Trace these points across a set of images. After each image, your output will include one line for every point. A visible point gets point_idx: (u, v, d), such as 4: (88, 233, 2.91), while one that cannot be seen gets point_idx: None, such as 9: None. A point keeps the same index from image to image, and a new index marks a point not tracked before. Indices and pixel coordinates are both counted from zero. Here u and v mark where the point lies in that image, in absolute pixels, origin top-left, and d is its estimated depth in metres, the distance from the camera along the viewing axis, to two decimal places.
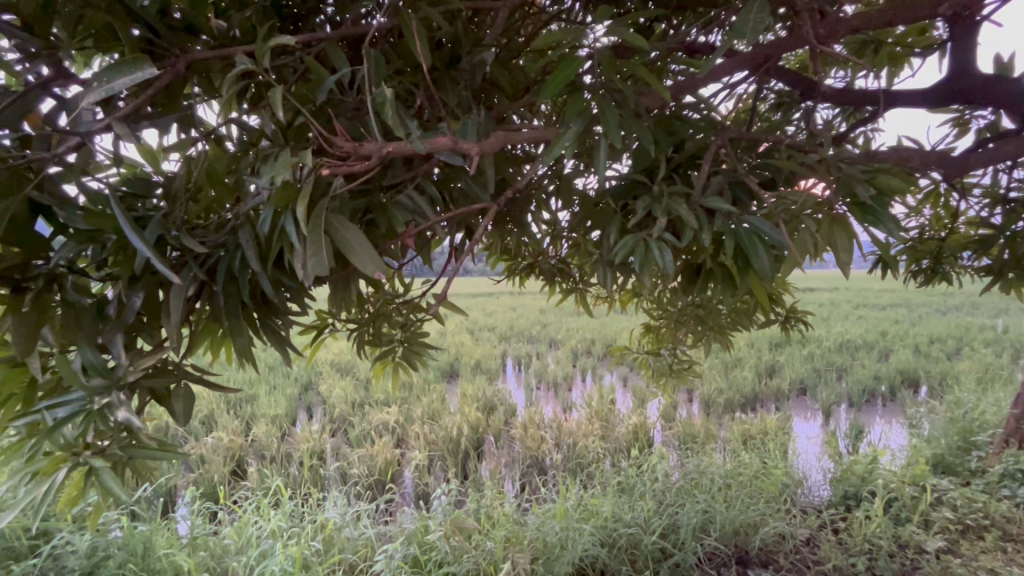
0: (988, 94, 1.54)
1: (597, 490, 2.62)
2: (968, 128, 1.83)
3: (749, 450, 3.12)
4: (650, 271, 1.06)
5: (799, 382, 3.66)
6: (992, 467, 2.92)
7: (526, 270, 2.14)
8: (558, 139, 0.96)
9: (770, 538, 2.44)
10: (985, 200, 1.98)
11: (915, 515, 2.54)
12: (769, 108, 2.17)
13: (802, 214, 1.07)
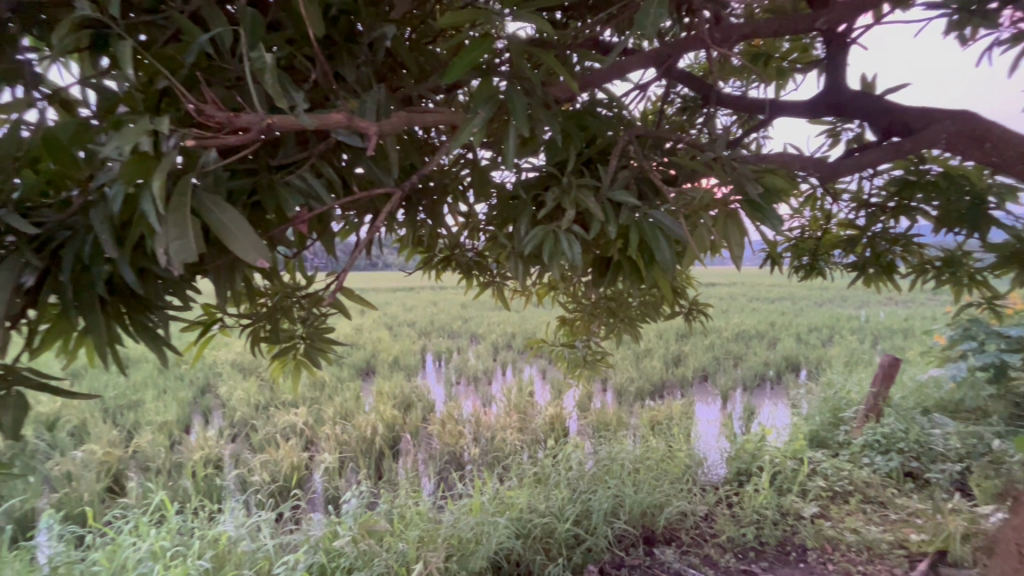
0: (857, 107, 1.73)
1: (513, 482, 2.64)
2: (841, 139, 2.05)
3: (655, 436, 3.33)
4: (559, 262, 1.06)
5: (701, 370, 3.97)
6: (855, 439, 3.30)
7: (442, 262, 2.09)
8: (465, 124, 0.92)
9: (674, 516, 2.58)
10: (852, 204, 2.22)
11: (794, 485, 2.81)
12: (676, 111, 2.29)
13: (701, 210, 1.12)
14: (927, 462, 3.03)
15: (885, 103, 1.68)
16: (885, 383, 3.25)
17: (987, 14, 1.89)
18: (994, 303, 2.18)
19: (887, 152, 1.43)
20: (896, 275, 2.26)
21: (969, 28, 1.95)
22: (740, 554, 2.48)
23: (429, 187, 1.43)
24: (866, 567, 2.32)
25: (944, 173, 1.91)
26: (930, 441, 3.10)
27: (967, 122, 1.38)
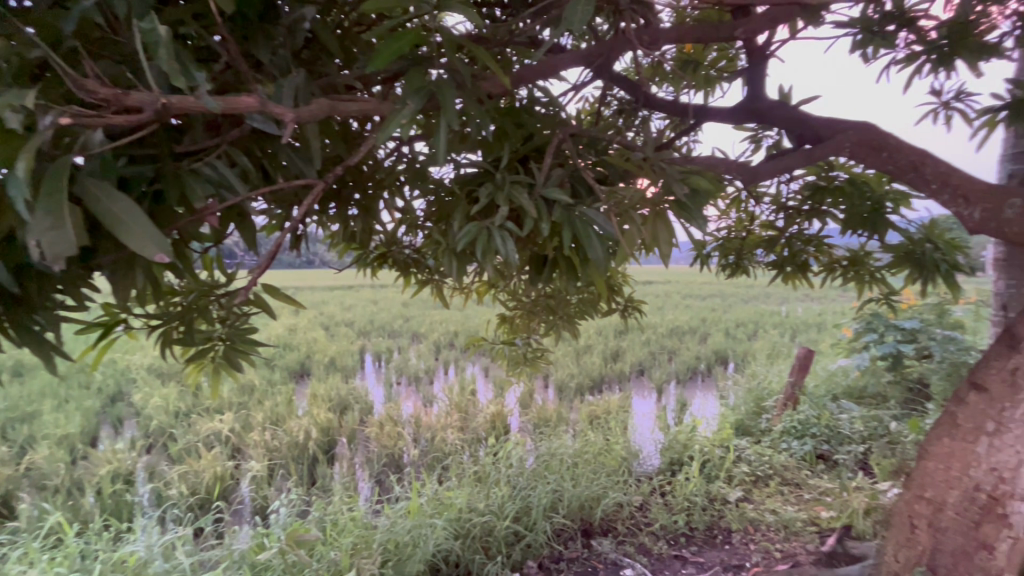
0: (774, 115, 1.84)
1: (453, 482, 2.62)
2: (761, 145, 2.19)
3: (594, 430, 3.42)
4: (492, 259, 1.05)
5: (638, 365, 4.10)
6: (774, 426, 3.49)
7: (380, 260, 2.03)
8: (393, 114, 0.89)
9: (610, 508, 2.64)
10: (772, 207, 2.39)
11: (721, 472, 2.96)
12: (612, 114, 2.36)
13: (631, 209, 1.15)
14: (835, 444, 3.24)
15: (798, 111, 1.80)
16: (800, 374, 3.54)
17: (887, 36, 2.08)
18: (890, 298, 2.39)
19: (800, 158, 1.53)
20: (810, 272, 2.44)
21: (872, 47, 2.14)
22: (671, 541, 2.57)
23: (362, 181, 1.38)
24: (782, 545, 2.44)
25: (850, 179, 2.08)
26: (837, 424, 3.34)
27: (867, 134, 1.47)
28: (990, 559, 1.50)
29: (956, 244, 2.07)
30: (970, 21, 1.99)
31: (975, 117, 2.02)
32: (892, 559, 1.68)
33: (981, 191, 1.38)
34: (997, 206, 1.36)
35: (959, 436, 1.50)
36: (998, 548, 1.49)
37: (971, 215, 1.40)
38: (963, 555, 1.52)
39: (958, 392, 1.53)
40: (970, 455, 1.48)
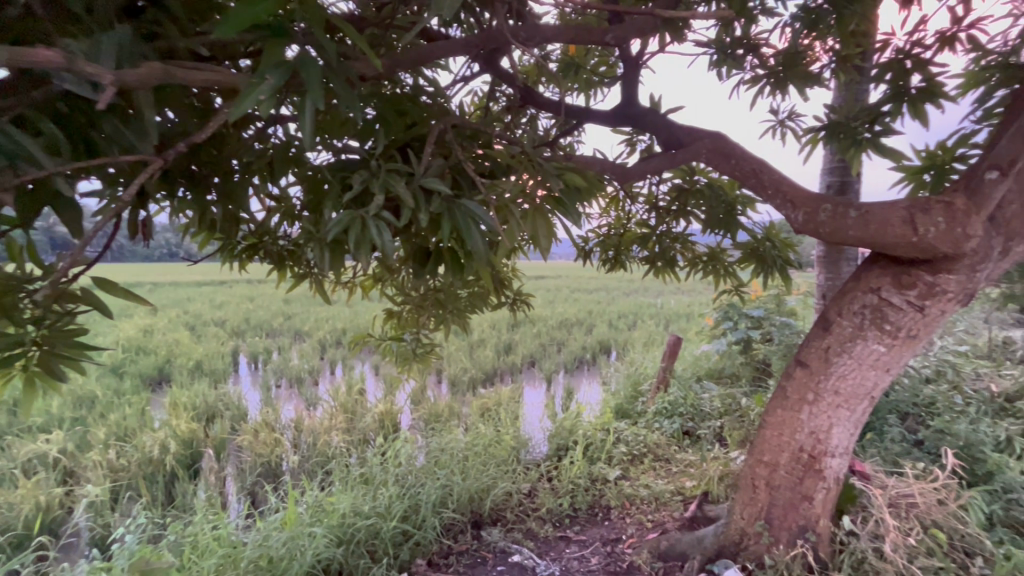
0: (645, 120, 2.00)
1: (338, 486, 2.51)
2: (636, 148, 2.37)
3: (484, 423, 3.38)
4: (368, 250, 1.00)
5: (530, 357, 4.38)
6: (649, 408, 3.77)
7: (248, 253, 1.84)
8: (248, 88, 0.81)
9: (499, 498, 2.65)
10: (645, 206, 2.62)
11: (603, 453, 3.13)
12: (500, 108, 2.40)
13: (511, 203, 1.16)
14: (698, 420, 3.57)
15: (664, 118, 1.97)
16: (670, 359, 3.91)
17: (735, 58, 2.41)
18: (739, 291, 2.71)
19: (665, 162, 1.68)
20: (678, 267, 2.69)
21: (725, 67, 2.46)
22: (557, 522, 2.61)
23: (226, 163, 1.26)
24: (652, 514, 2.54)
25: (707, 184, 2.34)
26: (700, 403, 3.68)
27: (719, 143, 1.65)
28: (811, 507, 1.79)
29: (788, 242, 2.41)
30: (796, 53, 2.34)
31: (801, 134, 2.37)
32: (739, 517, 1.92)
33: (801, 197, 1.56)
34: (813, 211, 1.53)
35: (788, 406, 1.75)
36: (816, 497, 1.79)
37: (794, 217, 1.57)
38: (793, 506, 1.80)
39: (788, 369, 1.76)
40: (796, 422, 1.73)
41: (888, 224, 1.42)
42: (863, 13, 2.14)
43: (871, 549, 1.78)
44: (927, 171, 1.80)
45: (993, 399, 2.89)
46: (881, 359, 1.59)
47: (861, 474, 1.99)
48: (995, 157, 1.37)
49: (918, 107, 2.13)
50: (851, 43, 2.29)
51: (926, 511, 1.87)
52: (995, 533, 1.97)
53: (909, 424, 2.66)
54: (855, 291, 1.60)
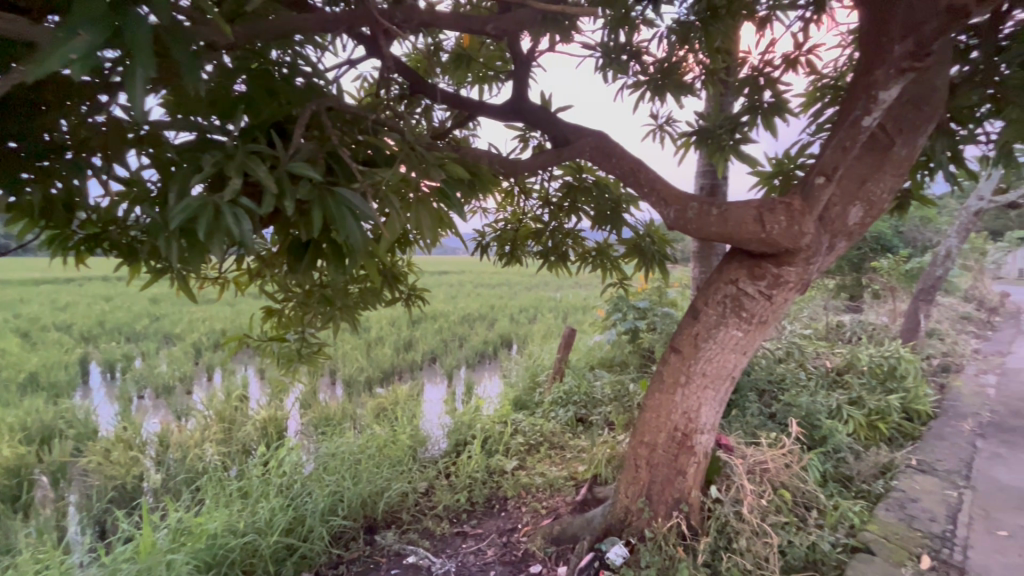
0: (535, 116, 2.06)
1: (208, 504, 2.27)
2: (527, 144, 2.41)
3: (379, 423, 3.32)
4: (223, 241, 0.89)
5: (429, 352, 4.86)
6: (545, 398, 3.84)
7: (86, 245, 1.57)
8: (54, 45, 0.68)
9: (394, 499, 2.57)
10: (539, 202, 2.70)
11: (500, 445, 3.14)
12: (392, 95, 2.33)
13: (389, 192, 1.12)
14: (591, 407, 3.64)
15: (551, 114, 2.03)
16: (566, 350, 4.07)
17: (619, 64, 2.56)
18: (625, 283, 2.86)
19: (552, 158, 1.74)
20: (570, 261, 2.79)
21: (611, 71, 2.60)
22: (453, 518, 2.56)
23: (49, 137, 1.08)
24: (546, 501, 2.56)
25: (595, 182, 2.45)
26: (592, 390, 3.75)
27: (602, 141, 1.74)
28: (684, 480, 1.96)
29: (665, 238, 2.60)
30: (671, 64, 2.54)
31: (676, 140, 2.58)
32: (623, 496, 2.05)
33: (673, 195, 1.68)
34: (682, 208, 1.66)
35: (665, 389, 1.90)
36: (688, 471, 1.95)
37: (667, 214, 1.70)
38: (669, 481, 1.96)
39: (664, 355, 1.91)
40: (671, 403, 1.89)
41: (742, 222, 1.57)
42: (725, 31, 2.38)
43: (732, 513, 1.97)
44: (776, 177, 2.05)
45: (828, 374, 3.38)
46: (740, 342, 1.77)
47: (726, 447, 2.19)
48: (822, 164, 1.53)
49: (770, 119, 2.42)
50: (718, 58, 2.54)
51: (775, 473, 2.13)
52: (828, 487, 2.30)
53: (766, 399, 3.01)
54: (718, 282, 1.77)
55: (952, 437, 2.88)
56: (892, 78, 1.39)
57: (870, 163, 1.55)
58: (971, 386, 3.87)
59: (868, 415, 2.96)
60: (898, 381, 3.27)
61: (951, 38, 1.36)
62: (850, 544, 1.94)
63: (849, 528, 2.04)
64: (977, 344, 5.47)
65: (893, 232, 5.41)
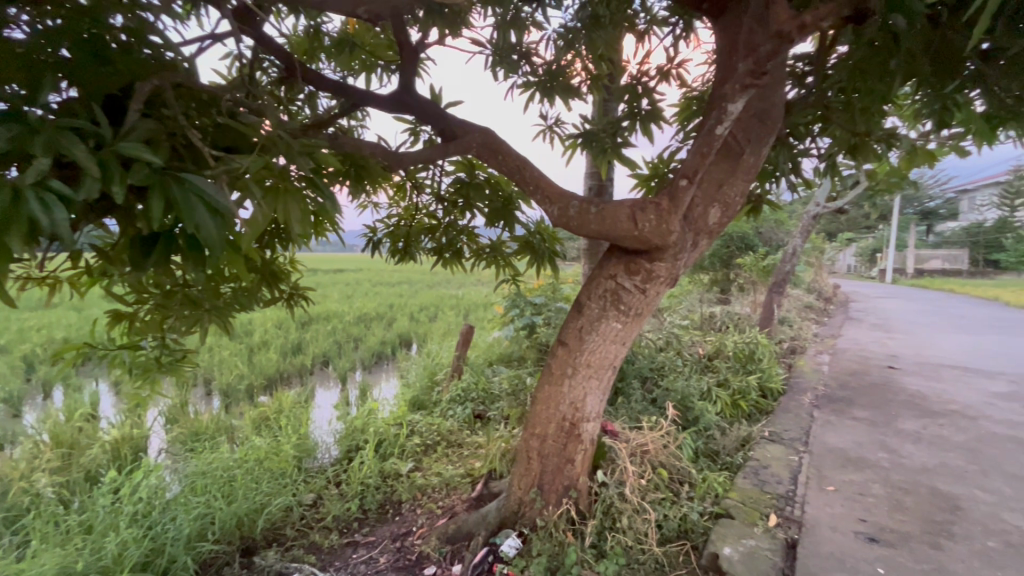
0: (421, 109, 2.02)
1: (37, 544, 1.93)
2: (418, 138, 2.36)
3: (260, 434, 3.08)
4: (29, 236, 0.75)
5: (321, 356, 5.05)
6: (444, 397, 3.75)
7: None
8: None
9: (276, 515, 2.37)
10: (431, 197, 2.66)
11: (395, 448, 3.04)
12: (269, 80, 2.16)
13: (249, 181, 1.02)
14: (488, 403, 3.56)
15: (438, 108, 2.01)
16: (464, 347, 4.06)
17: (510, 63, 2.60)
18: (519, 279, 2.91)
19: (438, 153, 1.73)
20: (465, 258, 2.79)
21: (502, 70, 2.64)
22: (343, 528, 2.43)
23: None
24: (443, 500, 2.52)
25: (486, 179, 2.47)
26: (490, 386, 3.68)
27: (488, 137, 1.76)
28: (573, 468, 2.04)
29: (555, 236, 2.68)
30: (559, 67, 2.64)
31: (563, 141, 2.68)
32: (516, 488, 2.09)
33: (556, 193, 1.74)
34: (564, 206, 1.72)
35: (553, 381, 1.98)
36: (576, 458, 2.04)
37: (551, 212, 1.76)
38: (559, 470, 2.03)
39: (552, 348, 1.99)
40: (559, 394, 1.97)
41: (618, 220, 1.68)
42: (606, 39, 2.51)
43: (616, 495, 2.10)
44: (653, 179, 2.21)
45: (700, 359, 3.74)
46: (620, 334, 1.88)
47: (611, 432, 2.39)
48: (684, 168, 1.67)
49: (647, 125, 2.59)
50: (602, 65, 2.68)
51: (655, 453, 2.32)
52: (699, 462, 2.54)
53: (648, 385, 3.25)
54: (600, 278, 1.87)
55: (797, 410, 3.34)
56: (739, 92, 1.55)
57: (726, 168, 1.72)
58: (811, 365, 4.51)
59: (732, 395, 3.33)
60: (755, 364, 3.71)
61: (783, 60, 1.55)
62: (713, 511, 2.10)
63: (714, 497, 2.22)
64: (818, 330, 6.38)
65: (754, 233, 6.13)
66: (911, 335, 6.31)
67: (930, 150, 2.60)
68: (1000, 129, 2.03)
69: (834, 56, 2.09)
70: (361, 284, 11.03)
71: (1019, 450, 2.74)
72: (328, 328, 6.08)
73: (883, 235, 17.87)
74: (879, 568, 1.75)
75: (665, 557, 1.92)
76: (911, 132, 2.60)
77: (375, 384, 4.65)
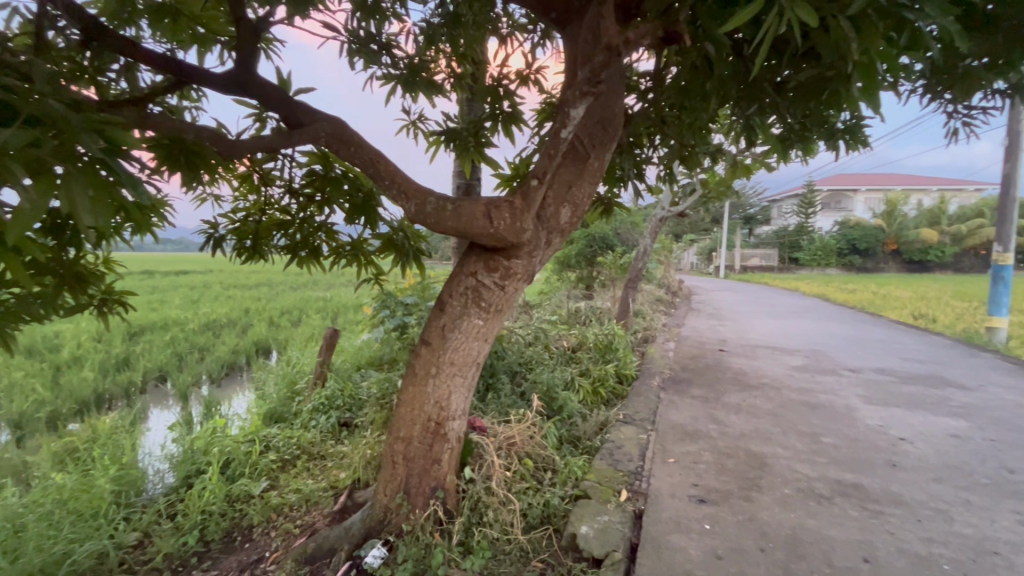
0: (262, 90, 1.84)
1: None
2: (265, 125, 2.14)
3: (65, 470, 2.57)
4: None
5: (156, 371, 4.40)
6: (305, 406, 3.46)
7: None
8: None
9: (84, 563, 2.00)
10: (283, 190, 2.44)
11: (246, 468, 2.73)
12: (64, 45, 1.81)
13: (12, 161, 0.83)
14: (355, 409, 3.36)
15: (282, 91, 1.85)
16: (328, 352, 3.79)
17: (369, 53, 2.48)
18: (383, 278, 2.79)
19: (282, 140, 1.68)
20: (324, 256, 2.60)
21: (361, 60, 2.51)
22: (177, 567, 2.11)
23: None
24: (301, 518, 2.31)
25: (343, 172, 2.34)
26: (358, 392, 3.48)
27: (338, 128, 1.71)
28: (440, 468, 2.02)
29: (420, 234, 2.61)
30: (421, 62, 2.59)
31: (427, 138, 2.64)
32: (382, 495, 2.02)
33: (412, 189, 1.73)
34: (421, 202, 1.70)
35: (417, 381, 1.94)
36: (442, 458, 2.02)
37: (408, 208, 1.73)
38: (425, 471, 2.00)
39: (416, 349, 1.96)
40: (424, 394, 1.94)
41: (473, 217, 1.70)
42: (467, 38, 2.53)
43: (483, 489, 2.12)
44: (515, 178, 2.28)
45: (565, 352, 3.97)
46: (482, 330, 1.89)
47: (479, 428, 2.42)
48: (536, 168, 1.76)
49: (508, 127, 2.67)
50: (466, 64, 2.71)
51: (521, 445, 2.41)
52: (562, 449, 2.68)
53: (517, 379, 3.35)
54: (460, 275, 1.88)
55: (647, 392, 3.70)
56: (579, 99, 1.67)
57: (574, 170, 1.82)
58: (660, 352, 5.05)
59: (593, 384, 3.58)
60: (613, 353, 4.05)
61: (615, 73, 1.70)
62: (573, 493, 2.23)
63: (574, 480, 2.35)
64: (666, 320, 7.17)
65: (612, 234, 6.70)
66: (737, 322, 7.39)
67: (746, 165, 3.06)
68: (791, 148, 2.45)
69: (667, 75, 2.35)
70: (209, 288, 9.79)
71: (810, 412, 3.36)
72: (165, 338, 5.29)
73: (717, 237, 20.74)
74: (706, 524, 2.01)
75: (529, 544, 1.97)
76: (731, 148, 3.03)
77: (223, 399, 4.13)
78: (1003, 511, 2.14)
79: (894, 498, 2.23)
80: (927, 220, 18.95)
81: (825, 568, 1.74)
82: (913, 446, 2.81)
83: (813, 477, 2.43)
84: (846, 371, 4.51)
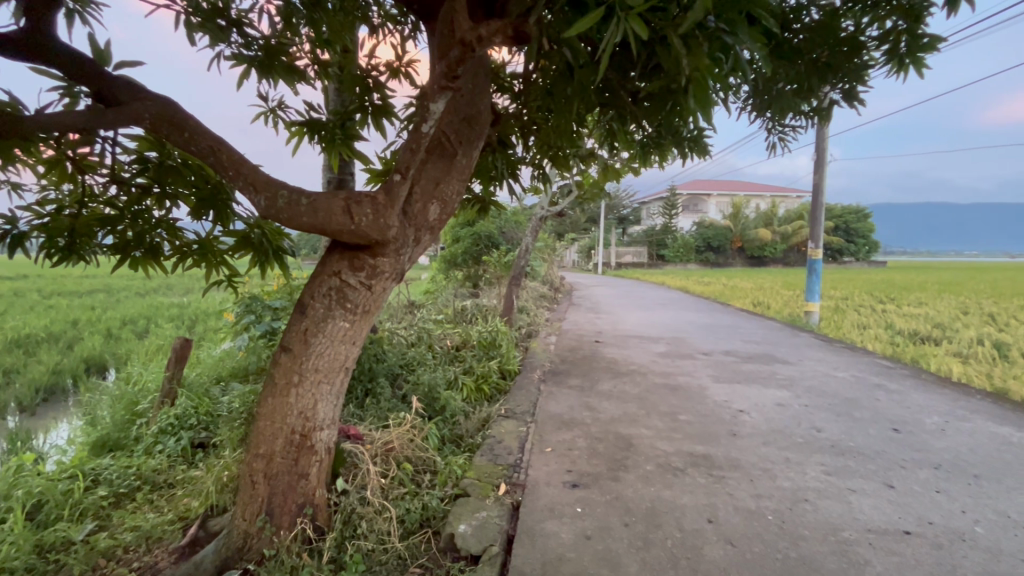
0: (66, 59, 1.54)
1: None
2: (77, 101, 1.80)
3: None
4: None
5: None
6: (148, 430, 2.99)
7: None
8: None
9: None
10: (107, 179, 2.08)
11: (64, 510, 2.29)
12: None
13: None
14: (212, 427, 2.99)
15: (92, 60, 1.56)
16: (178, 366, 3.32)
17: (216, 30, 2.21)
18: (240, 281, 2.51)
19: (92, 118, 1.42)
20: (165, 257, 2.26)
21: (205, 36, 2.23)
22: None
23: None
24: (138, 560, 2.00)
25: (184, 159, 2.07)
26: (216, 408, 3.11)
27: (168, 109, 1.50)
28: (307, 483, 1.87)
29: (281, 231, 2.38)
30: (278, 44, 2.37)
31: (288, 128, 2.44)
32: (240, 519, 1.82)
33: (262, 181, 1.58)
34: (272, 196, 1.56)
35: (277, 393, 1.78)
36: (310, 473, 1.87)
37: (258, 202, 1.58)
38: (290, 489, 1.83)
39: (275, 356, 1.79)
40: (285, 405, 1.78)
41: (332, 213, 1.60)
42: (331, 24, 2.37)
43: (357, 501, 2.01)
44: (384, 174, 2.19)
45: (449, 352, 3.94)
46: (348, 333, 1.79)
47: (353, 437, 2.32)
48: (398, 164, 1.74)
49: (379, 120, 2.56)
50: (333, 52, 2.54)
51: (399, 450, 2.35)
52: (444, 450, 2.65)
53: (398, 382, 3.24)
54: (323, 275, 1.76)
55: (529, 386, 3.82)
56: None
57: (441, 166, 1.79)
58: (543, 346, 5.24)
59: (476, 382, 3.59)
60: (496, 350, 4.10)
61: (473, 69, 1.72)
62: (453, 493, 2.21)
63: (454, 480, 2.33)
64: (550, 316, 7.47)
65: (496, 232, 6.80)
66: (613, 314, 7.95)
67: (614, 168, 3.28)
68: (649, 153, 2.67)
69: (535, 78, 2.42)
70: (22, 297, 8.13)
71: (671, 394, 3.71)
72: None
73: (595, 236, 22.20)
74: (577, 507, 2.13)
75: (407, 550, 1.90)
76: (601, 153, 3.21)
77: (37, 430, 3.44)
78: (813, 464, 2.55)
79: (733, 463, 2.55)
80: (763, 221, 22.12)
81: (677, 534, 1.93)
82: (750, 416, 3.24)
83: (671, 452, 2.69)
84: (700, 354, 5.07)
